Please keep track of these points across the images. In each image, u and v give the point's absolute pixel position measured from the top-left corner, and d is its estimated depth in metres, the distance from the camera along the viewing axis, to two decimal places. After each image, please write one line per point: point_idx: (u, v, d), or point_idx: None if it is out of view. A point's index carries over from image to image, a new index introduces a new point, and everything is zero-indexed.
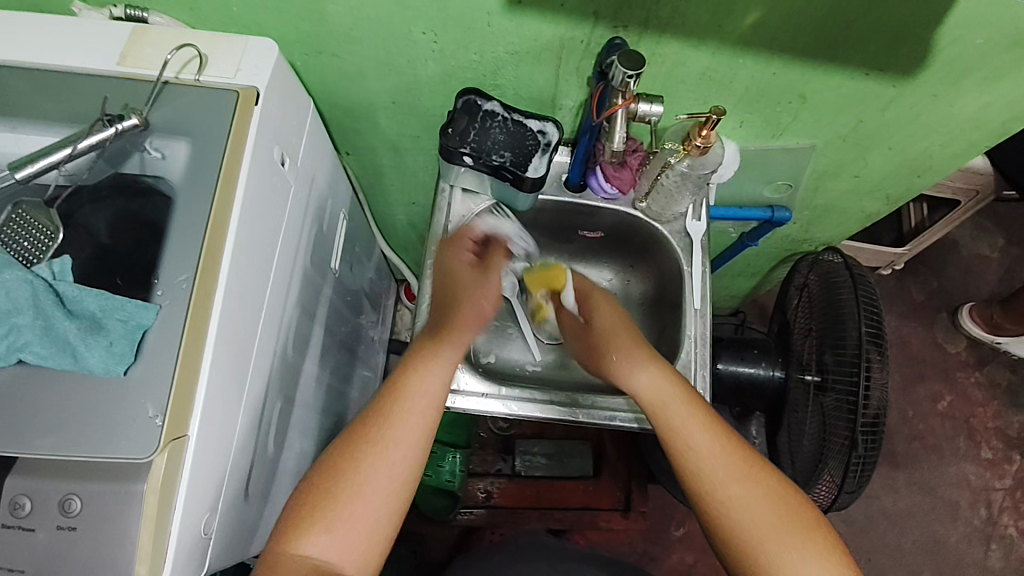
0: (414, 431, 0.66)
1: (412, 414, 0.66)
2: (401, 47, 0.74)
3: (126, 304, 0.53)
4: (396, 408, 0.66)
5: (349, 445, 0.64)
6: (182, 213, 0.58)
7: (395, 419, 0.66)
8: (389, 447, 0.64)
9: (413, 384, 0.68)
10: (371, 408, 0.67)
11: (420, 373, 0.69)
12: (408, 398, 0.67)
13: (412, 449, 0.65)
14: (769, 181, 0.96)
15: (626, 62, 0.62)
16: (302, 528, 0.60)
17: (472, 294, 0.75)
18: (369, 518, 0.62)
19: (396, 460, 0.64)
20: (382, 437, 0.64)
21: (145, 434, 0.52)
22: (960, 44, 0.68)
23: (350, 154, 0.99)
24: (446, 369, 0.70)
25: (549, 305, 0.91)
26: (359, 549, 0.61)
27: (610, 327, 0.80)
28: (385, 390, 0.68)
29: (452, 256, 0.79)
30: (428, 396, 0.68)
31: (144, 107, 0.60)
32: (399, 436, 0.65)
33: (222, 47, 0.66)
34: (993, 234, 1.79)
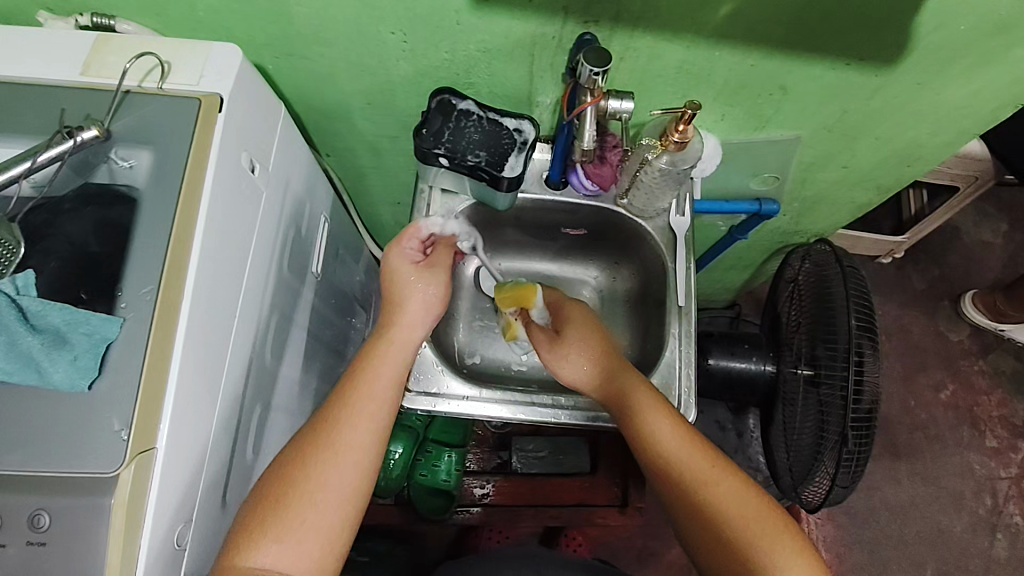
0: (369, 436, 0.66)
1: (365, 422, 0.67)
2: (372, 48, 0.72)
3: (90, 318, 0.53)
4: (347, 413, 0.67)
5: (299, 454, 0.64)
6: (146, 223, 0.57)
7: (348, 423, 0.66)
8: (342, 454, 0.64)
9: (363, 386, 0.69)
10: (322, 415, 0.67)
11: (367, 378, 0.70)
12: (361, 401, 0.68)
13: (365, 452, 0.65)
14: (756, 174, 0.94)
15: (593, 59, 0.61)
16: (252, 542, 0.58)
17: (416, 293, 0.76)
18: (319, 526, 0.61)
19: (349, 465, 0.64)
20: (334, 443, 0.64)
21: (110, 448, 0.52)
22: (943, 30, 0.66)
23: (331, 155, 0.98)
24: (393, 375, 0.72)
25: (519, 323, 0.92)
26: (311, 556, 0.60)
27: (578, 331, 0.81)
28: (337, 398, 0.68)
29: (396, 254, 0.76)
30: (377, 399, 0.69)
31: (105, 117, 0.60)
32: (350, 440, 0.65)
33: (185, 53, 0.65)
34: (996, 219, 1.76)
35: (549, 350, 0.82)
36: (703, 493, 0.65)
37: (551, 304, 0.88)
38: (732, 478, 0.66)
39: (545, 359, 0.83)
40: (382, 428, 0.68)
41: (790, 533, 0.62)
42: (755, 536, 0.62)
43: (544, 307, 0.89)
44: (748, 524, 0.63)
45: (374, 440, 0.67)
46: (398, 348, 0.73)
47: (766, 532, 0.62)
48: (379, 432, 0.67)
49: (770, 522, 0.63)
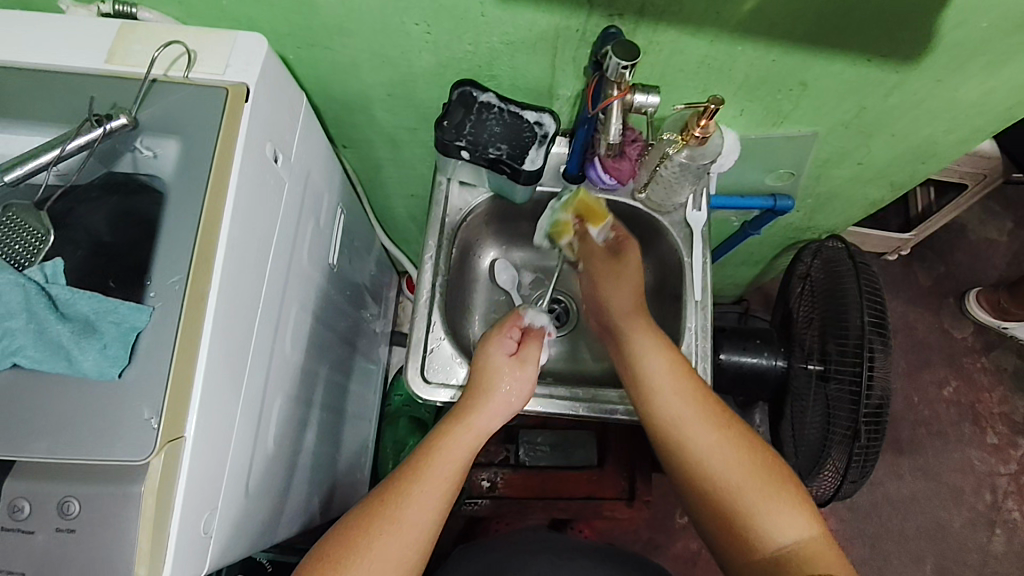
0: (432, 504, 0.66)
1: (418, 502, 0.65)
2: (395, 39, 0.72)
3: (119, 306, 0.53)
4: (402, 493, 0.66)
5: (349, 537, 0.63)
6: (173, 212, 0.57)
7: (408, 499, 0.65)
8: (390, 534, 0.63)
9: (423, 467, 0.68)
10: (377, 496, 0.66)
11: (430, 462, 0.68)
12: (421, 481, 0.67)
13: (420, 529, 0.64)
14: (771, 169, 0.95)
15: (620, 53, 0.61)
16: None
17: (499, 385, 0.75)
18: None
19: (398, 546, 0.63)
20: (386, 524, 0.63)
21: (141, 437, 0.52)
22: (965, 27, 0.66)
23: (347, 147, 0.98)
24: (459, 458, 0.70)
25: (572, 232, 0.85)
26: None
27: (632, 269, 0.82)
28: (393, 478, 0.68)
29: (497, 341, 0.79)
30: (439, 480, 0.68)
31: (133, 105, 0.60)
32: (403, 523, 0.64)
33: (210, 42, 0.65)
34: (1001, 217, 1.76)
35: (603, 270, 0.83)
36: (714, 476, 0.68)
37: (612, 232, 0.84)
38: (743, 445, 0.69)
39: (594, 275, 0.83)
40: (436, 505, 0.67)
41: (788, 491, 0.66)
42: (756, 496, 0.66)
43: (603, 233, 0.84)
44: (747, 483, 0.66)
45: (429, 512, 0.66)
46: (473, 437, 0.72)
47: (761, 493, 0.66)
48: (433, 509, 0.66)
49: (770, 490, 0.66)
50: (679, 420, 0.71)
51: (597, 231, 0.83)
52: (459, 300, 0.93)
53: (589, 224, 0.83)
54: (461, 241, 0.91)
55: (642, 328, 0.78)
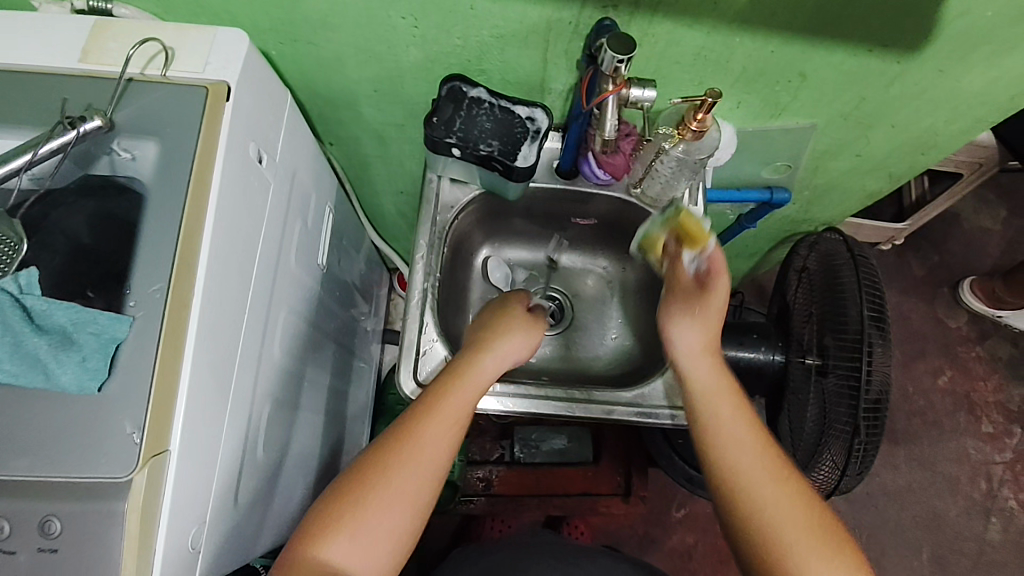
0: (446, 446, 0.64)
1: (434, 430, 0.64)
2: (382, 33, 0.70)
3: (98, 317, 0.51)
4: (416, 423, 0.64)
5: (362, 468, 0.61)
6: (152, 216, 0.55)
7: (420, 437, 0.63)
8: (404, 467, 0.61)
9: (441, 395, 0.66)
10: (395, 425, 0.64)
11: (447, 389, 0.67)
12: (437, 409, 0.65)
13: (434, 457, 0.63)
14: (768, 162, 0.93)
15: (615, 46, 0.59)
16: (318, 538, 0.57)
17: (514, 325, 0.75)
18: (380, 531, 0.59)
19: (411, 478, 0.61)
20: (398, 455, 0.62)
21: (123, 452, 0.50)
22: (970, 16, 0.64)
23: (334, 144, 0.96)
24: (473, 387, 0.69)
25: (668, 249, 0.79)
26: (374, 559, 0.58)
27: (713, 308, 0.73)
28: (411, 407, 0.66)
29: (515, 299, 0.80)
30: (454, 409, 0.66)
31: (108, 106, 0.57)
32: (416, 454, 0.62)
33: (188, 39, 0.62)
34: (995, 206, 1.76)
35: (677, 297, 0.75)
36: (768, 527, 0.62)
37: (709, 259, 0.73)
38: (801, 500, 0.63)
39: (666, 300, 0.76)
40: (452, 433, 0.65)
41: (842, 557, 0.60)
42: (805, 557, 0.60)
43: (699, 258, 0.74)
44: (802, 540, 0.60)
45: (442, 453, 0.63)
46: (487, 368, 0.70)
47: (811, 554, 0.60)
48: (449, 437, 0.65)
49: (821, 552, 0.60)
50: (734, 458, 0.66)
51: (690, 257, 0.75)
52: (451, 299, 0.91)
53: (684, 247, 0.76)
54: (453, 239, 0.89)
55: (705, 359, 0.72)
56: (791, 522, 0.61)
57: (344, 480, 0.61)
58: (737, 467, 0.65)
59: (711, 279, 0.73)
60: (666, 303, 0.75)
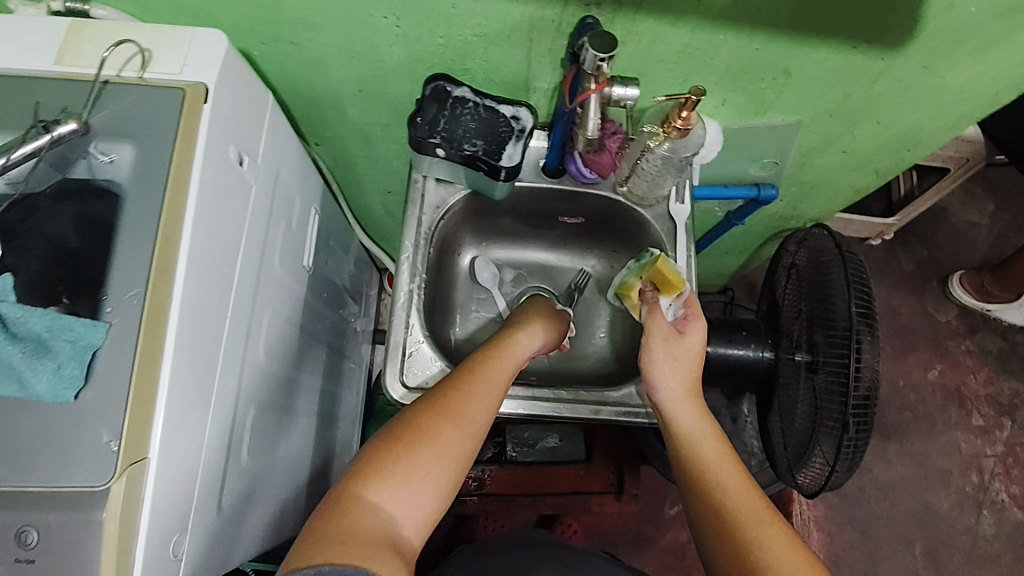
0: (490, 409, 0.68)
1: (481, 394, 0.68)
2: (363, 32, 0.69)
3: (73, 324, 0.50)
4: (464, 386, 0.67)
5: (412, 419, 0.63)
6: (129, 221, 0.54)
7: (468, 397, 0.66)
8: (454, 421, 0.64)
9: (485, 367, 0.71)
10: (440, 389, 0.67)
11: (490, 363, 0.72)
12: (482, 378, 0.69)
13: (480, 417, 0.66)
14: (755, 159, 0.93)
15: (597, 45, 0.58)
16: (370, 476, 0.58)
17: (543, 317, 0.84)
18: (429, 478, 0.60)
19: (461, 433, 0.64)
20: (447, 411, 0.64)
21: (101, 460, 0.49)
22: (953, 11, 0.64)
23: (319, 145, 0.95)
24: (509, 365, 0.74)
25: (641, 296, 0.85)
26: (418, 506, 0.59)
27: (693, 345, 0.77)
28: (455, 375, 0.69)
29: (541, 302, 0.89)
30: (496, 380, 0.70)
31: (83, 110, 0.56)
32: (464, 412, 0.65)
33: (166, 40, 0.61)
34: (982, 200, 1.77)
35: (659, 338, 0.77)
36: (743, 544, 0.61)
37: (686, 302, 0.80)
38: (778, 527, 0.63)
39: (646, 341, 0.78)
40: (494, 401, 0.69)
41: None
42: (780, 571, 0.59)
43: (675, 304, 0.81)
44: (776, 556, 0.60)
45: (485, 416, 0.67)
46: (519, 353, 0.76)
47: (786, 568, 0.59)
48: (491, 404, 0.68)
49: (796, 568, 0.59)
50: (715, 481, 0.67)
51: (667, 303, 0.82)
52: (437, 300, 0.91)
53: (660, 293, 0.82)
54: (439, 239, 0.89)
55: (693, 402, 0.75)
56: (766, 541, 0.61)
57: (395, 427, 0.62)
58: (720, 485, 0.67)
59: (687, 323, 0.78)
60: (648, 343, 0.77)
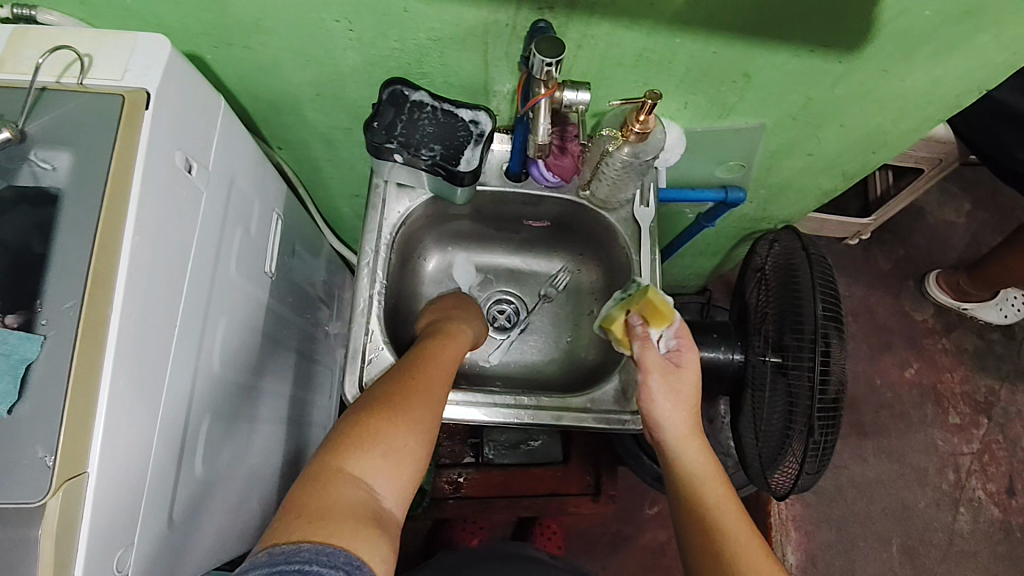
0: (443, 393, 0.68)
1: (437, 381, 0.69)
2: (316, 36, 0.68)
3: (7, 337, 0.49)
4: (423, 374, 0.68)
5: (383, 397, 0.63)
6: (67, 229, 0.53)
7: (427, 384, 0.67)
8: (420, 402, 0.64)
9: (436, 359, 0.72)
10: (400, 372, 0.68)
11: (437, 355, 0.73)
12: (436, 368, 0.71)
13: (439, 398, 0.67)
14: (721, 162, 0.92)
15: (545, 49, 0.58)
16: (348, 448, 0.57)
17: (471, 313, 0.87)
18: (404, 452, 0.60)
19: (428, 411, 0.64)
20: (412, 392, 0.65)
21: (35, 476, 0.48)
22: (908, 15, 0.64)
23: (283, 148, 0.94)
24: (454, 356, 0.75)
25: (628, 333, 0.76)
26: (395, 479, 0.58)
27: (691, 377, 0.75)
28: (413, 363, 0.70)
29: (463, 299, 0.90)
30: (446, 369, 0.72)
31: (19, 117, 0.55)
32: (427, 394, 0.66)
33: (107, 45, 0.60)
34: (959, 199, 1.77)
35: (659, 375, 0.73)
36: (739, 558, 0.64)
37: (679, 337, 0.76)
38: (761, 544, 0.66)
39: (646, 385, 0.73)
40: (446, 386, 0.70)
41: None
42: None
43: (667, 338, 0.76)
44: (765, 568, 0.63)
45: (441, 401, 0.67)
46: (459, 347, 0.78)
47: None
48: (444, 388, 0.70)
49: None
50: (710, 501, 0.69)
51: (658, 335, 0.75)
52: (401, 306, 0.90)
53: (650, 325, 0.75)
54: (401, 244, 0.88)
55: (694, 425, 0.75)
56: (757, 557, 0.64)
57: (362, 407, 0.62)
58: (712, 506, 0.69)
59: (680, 358, 0.75)
60: (644, 381, 0.73)
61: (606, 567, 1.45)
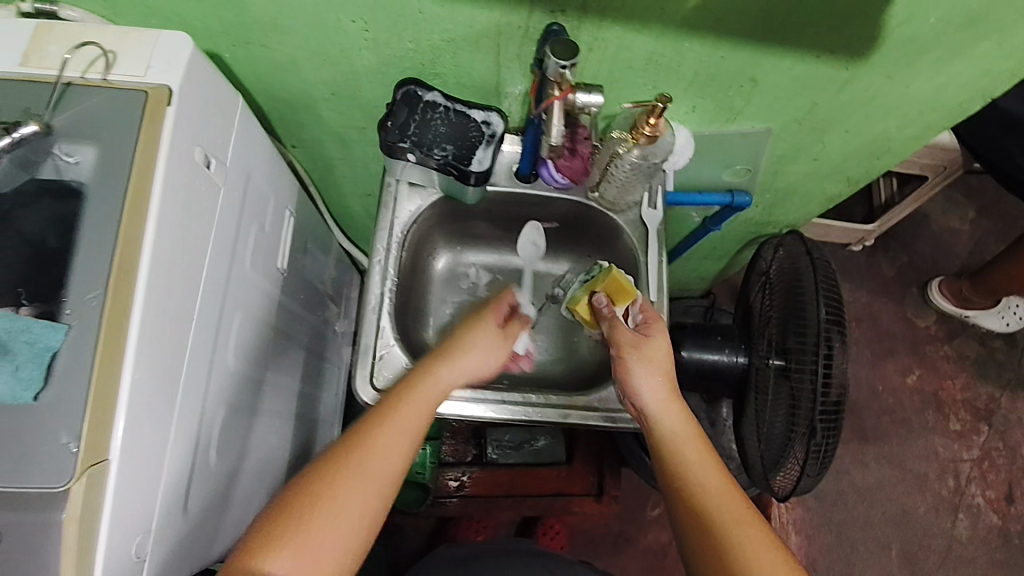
0: (394, 465, 0.65)
1: (390, 448, 0.65)
2: (332, 36, 0.70)
3: (32, 325, 0.50)
4: (371, 441, 0.64)
5: (314, 484, 0.61)
6: (92, 221, 0.54)
7: (374, 452, 0.64)
8: (358, 483, 0.62)
9: (400, 413, 0.67)
10: (350, 438, 0.65)
11: (403, 406, 0.68)
12: (393, 427, 0.66)
13: (387, 471, 0.64)
14: (728, 166, 0.94)
15: (559, 52, 0.59)
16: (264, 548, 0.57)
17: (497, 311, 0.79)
18: (328, 547, 0.59)
19: (367, 492, 0.62)
20: (352, 472, 0.62)
21: (59, 461, 0.49)
22: (913, 22, 0.65)
23: (296, 146, 0.95)
24: (428, 401, 0.70)
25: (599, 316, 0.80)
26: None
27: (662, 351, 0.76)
28: (368, 421, 0.66)
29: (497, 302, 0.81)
30: (410, 426, 0.67)
31: (46, 111, 0.57)
32: (369, 472, 0.63)
33: (130, 42, 0.62)
34: (963, 207, 1.79)
35: (631, 351, 0.75)
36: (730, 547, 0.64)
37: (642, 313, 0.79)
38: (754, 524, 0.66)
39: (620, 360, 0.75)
40: (404, 449, 0.66)
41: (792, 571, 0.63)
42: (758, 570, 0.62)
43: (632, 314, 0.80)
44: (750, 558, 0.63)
45: (395, 464, 0.65)
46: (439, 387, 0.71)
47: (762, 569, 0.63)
48: (400, 452, 0.66)
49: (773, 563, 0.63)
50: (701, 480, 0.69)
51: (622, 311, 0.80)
52: (411, 304, 0.92)
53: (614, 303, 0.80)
54: (412, 244, 0.89)
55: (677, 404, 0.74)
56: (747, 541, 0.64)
57: (292, 496, 0.61)
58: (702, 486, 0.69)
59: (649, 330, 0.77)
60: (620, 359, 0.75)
61: (608, 567, 1.46)
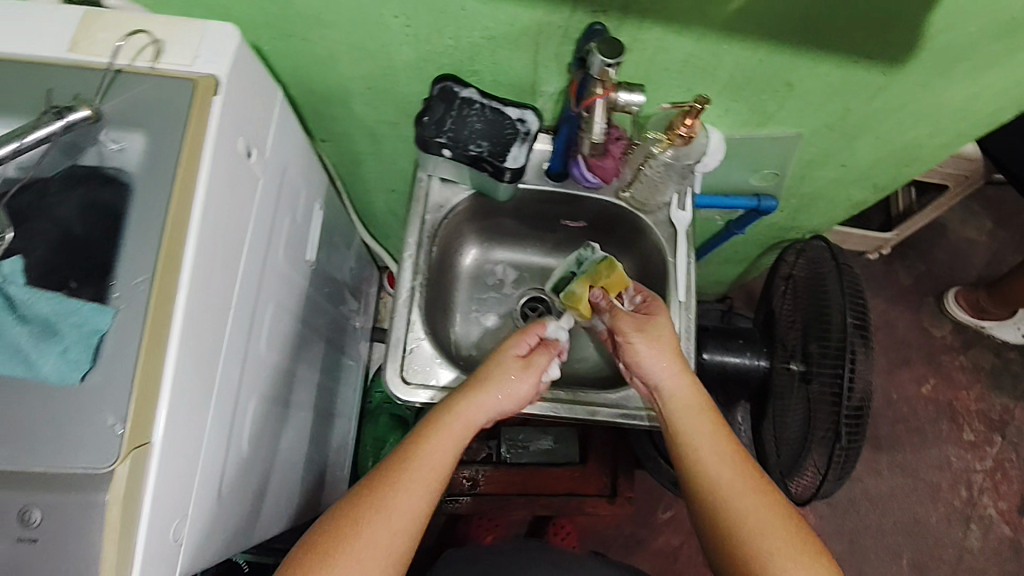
0: (417, 507, 0.65)
1: (412, 489, 0.66)
2: (374, 31, 0.70)
3: (80, 308, 0.50)
4: (393, 483, 0.65)
5: (337, 526, 0.63)
6: (140, 207, 0.55)
7: (395, 493, 0.65)
8: (381, 525, 0.63)
9: (422, 454, 0.68)
10: (373, 481, 0.66)
11: (425, 450, 0.68)
12: (414, 468, 0.67)
13: (409, 510, 0.65)
14: (756, 169, 0.94)
15: (605, 50, 0.60)
16: None
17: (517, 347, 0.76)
18: None
19: (389, 535, 0.63)
20: (373, 515, 0.63)
21: (104, 442, 0.50)
22: (954, 30, 0.65)
23: (326, 141, 0.96)
24: (451, 443, 0.70)
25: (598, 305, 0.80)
26: None
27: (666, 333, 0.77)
28: (390, 462, 0.68)
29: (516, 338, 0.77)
30: (431, 466, 0.68)
31: (95, 96, 0.57)
32: (391, 512, 0.64)
33: (178, 31, 0.62)
34: (981, 217, 1.78)
35: (636, 332, 0.76)
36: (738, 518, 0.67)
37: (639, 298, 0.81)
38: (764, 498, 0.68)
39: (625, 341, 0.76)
40: (427, 488, 0.67)
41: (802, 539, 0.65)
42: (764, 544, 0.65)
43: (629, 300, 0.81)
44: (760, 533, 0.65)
45: (418, 506, 0.66)
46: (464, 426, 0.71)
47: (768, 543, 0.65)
48: (424, 492, 0.66)
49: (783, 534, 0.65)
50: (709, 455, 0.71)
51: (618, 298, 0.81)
52: (439, 299, 0.92)
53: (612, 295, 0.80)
54: (443, 239, 0.90)
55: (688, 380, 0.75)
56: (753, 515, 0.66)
57: (318, 538, 0.62)
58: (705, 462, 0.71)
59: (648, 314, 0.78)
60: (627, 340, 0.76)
61: None
